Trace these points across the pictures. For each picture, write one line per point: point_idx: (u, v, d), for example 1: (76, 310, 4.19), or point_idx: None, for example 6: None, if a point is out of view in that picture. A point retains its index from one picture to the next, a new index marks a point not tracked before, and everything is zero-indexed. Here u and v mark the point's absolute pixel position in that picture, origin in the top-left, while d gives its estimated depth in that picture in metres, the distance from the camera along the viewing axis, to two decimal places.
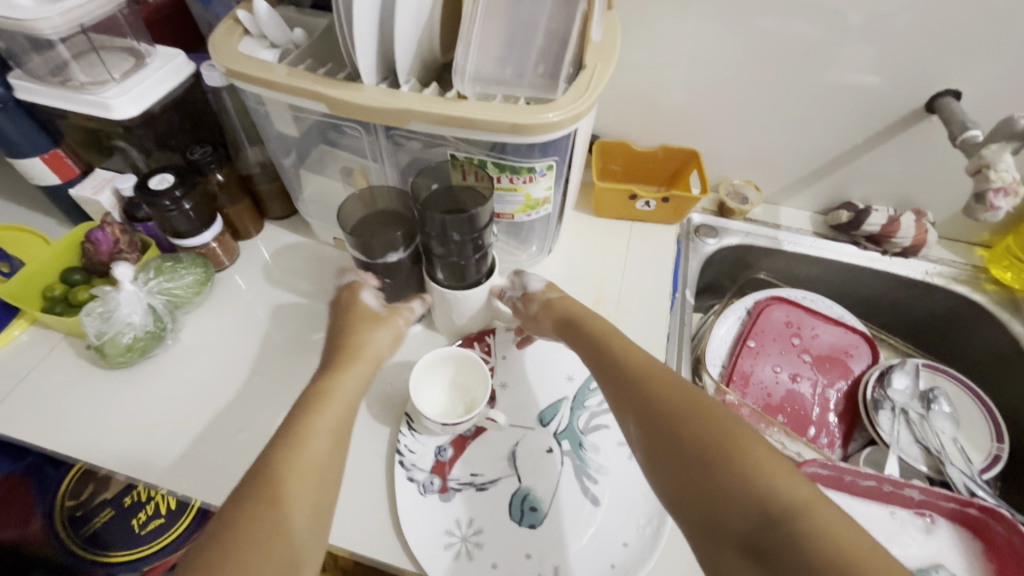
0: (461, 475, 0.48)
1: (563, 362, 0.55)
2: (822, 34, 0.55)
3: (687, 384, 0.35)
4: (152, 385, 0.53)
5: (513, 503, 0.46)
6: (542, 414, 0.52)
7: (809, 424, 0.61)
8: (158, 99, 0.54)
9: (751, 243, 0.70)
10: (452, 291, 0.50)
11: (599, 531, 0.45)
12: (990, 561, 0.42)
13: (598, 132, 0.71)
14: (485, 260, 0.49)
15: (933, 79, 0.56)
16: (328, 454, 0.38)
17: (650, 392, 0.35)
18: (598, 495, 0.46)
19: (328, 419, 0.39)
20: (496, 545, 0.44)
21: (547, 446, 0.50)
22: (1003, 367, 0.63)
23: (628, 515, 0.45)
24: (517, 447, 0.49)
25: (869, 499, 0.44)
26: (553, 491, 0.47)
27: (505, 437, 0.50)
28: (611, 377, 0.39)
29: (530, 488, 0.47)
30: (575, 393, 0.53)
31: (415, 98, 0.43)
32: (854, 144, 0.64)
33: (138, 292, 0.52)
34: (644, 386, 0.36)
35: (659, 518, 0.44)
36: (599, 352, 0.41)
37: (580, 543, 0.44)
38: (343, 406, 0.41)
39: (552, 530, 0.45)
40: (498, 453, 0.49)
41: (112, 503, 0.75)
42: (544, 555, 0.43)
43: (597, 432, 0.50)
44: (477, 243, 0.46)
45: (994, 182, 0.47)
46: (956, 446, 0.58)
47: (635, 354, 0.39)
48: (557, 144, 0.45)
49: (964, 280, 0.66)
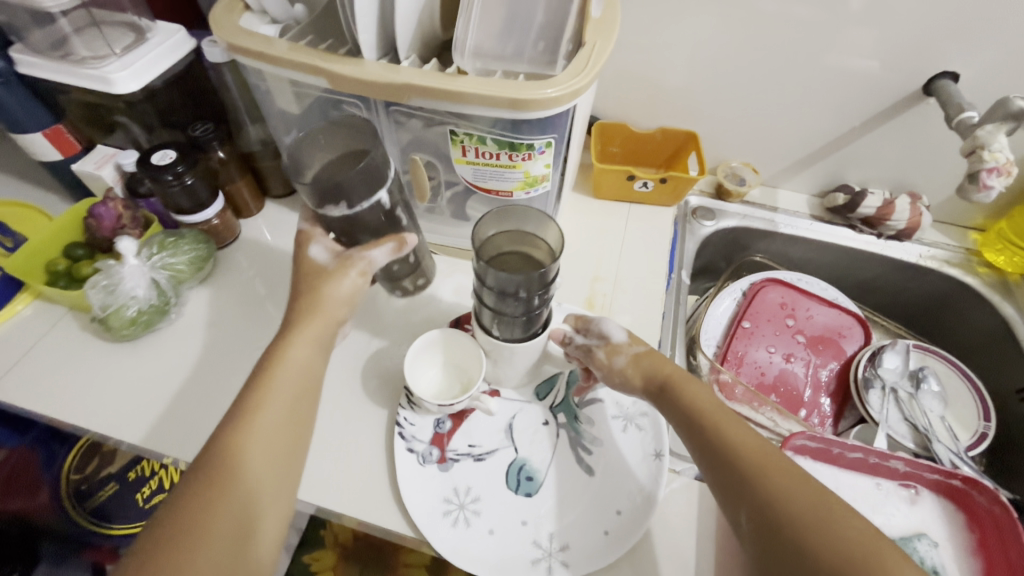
0: (459, 446, 0.49)
1: None
2: (822, 15, 0.55)
3: (807, 481, 0.35)
4: (156, 359, 0.54)
5: (509, 473, 0.48)
6: (538, 388, 0.53)
7: (801, 404, 0.63)
8: (159, 74, 0.54)
9: (747, 225, 0.71)
10: (511, 343, 0.47)
11: (594, 501, 0.46)
12: (973, 531, 0.43)
13: (597, 114, 0.72)
14: (546, 310, 0.47)
15: (932, 61, 0.56)
16: (287, 411, 0.39)
17: (767, 487, 0.35)
18: (592, 465, 0.48)
19: (290, 377, 0.40)
20: (493, 512, 0.45)
21: (543, 419, 0.51)
22: (992, 349, 0.64)
23: (622, 484, 0.46)
24: (514, 420, 0.51)
25: (856, 471, 0.46)
26: (548, 461, 0.48)
27: (502, 410, 0.52)
28: (717, 459, 0.38)
29: (526, 459, 0.48)
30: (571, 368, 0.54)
31: (416, 73, 0.43)
32: (852, 126, 0.64)
33: (141, 266, 0.53)
34: (760, 478, 0.36)
35: (652, 486, 0.46)
36: (697, 426, 0.41)
37: (573, 511, 0.45)
38: (304, 364, 0.41)
39: (546, 497, 0.46)
40: (495, 426, 0.50)
41: (116, 477, 0.76)
42: (540, 523, 0.45)
43: (593, 406, 0.52)
44: (545, 299, 0.44)
45: (988, 162, 0.47)
46: (944, 423, 0.59)
47: (744, 436, 0.38)
48: (556, 121, 0.46)
49: (958, 263, 0.67)
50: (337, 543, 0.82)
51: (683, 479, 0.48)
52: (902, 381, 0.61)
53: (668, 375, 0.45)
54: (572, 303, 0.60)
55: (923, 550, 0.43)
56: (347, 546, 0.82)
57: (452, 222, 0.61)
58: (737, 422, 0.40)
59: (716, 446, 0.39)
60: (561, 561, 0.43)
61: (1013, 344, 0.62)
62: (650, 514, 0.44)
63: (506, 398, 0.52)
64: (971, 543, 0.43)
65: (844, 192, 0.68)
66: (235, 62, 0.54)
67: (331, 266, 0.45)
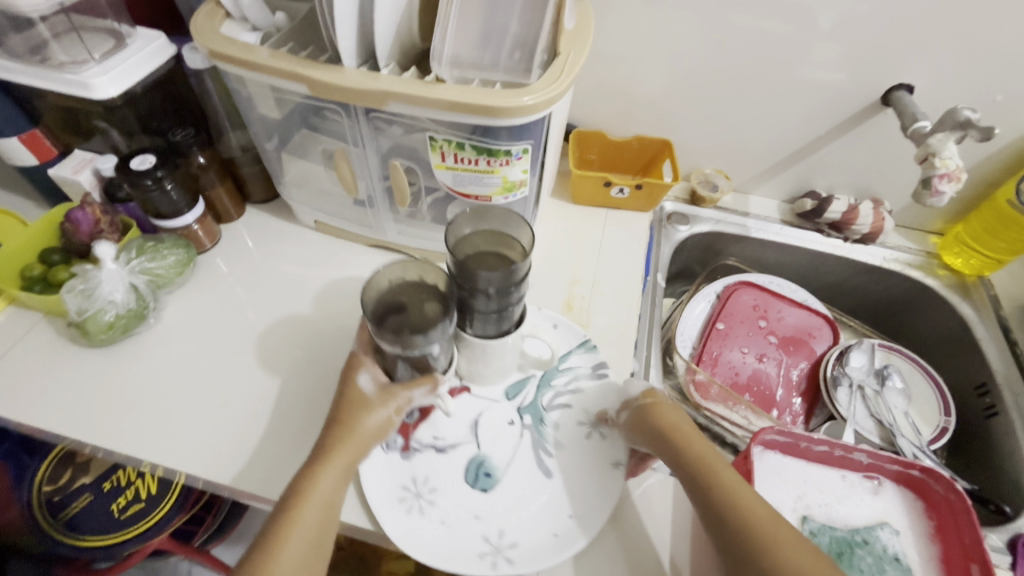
0: (423, 437, 0.50)
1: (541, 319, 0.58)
2: (784, 29, 0.58)
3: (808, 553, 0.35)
4: (133, 364, 0.54)
5: (468, 468, 0.48)
6: (509, 388, 0.54)
7: (773, 402, 0.64)
8: (139, 80, 0.54)
9: (721, 230, 0.73)
10: (486, 341, 0.47)
11: (549, 503, 0.47)
12: (931, 519, 0.46)
13: (576, 122, 0.74)
14: (519, 308, 0.47)
15: (888, 73, 0.59)
16: (331, 492, 0.41)
17: (771, 556, 0.35)
18: (551, 468, 0.49)
19: (342, 457, 0.42)
20: (446, 504, 0.46)
21: (509, 418, 0.52)
22: (953, 347, 0.67)
23: (579, 490, 0.47)
24: (480, 417, 0.51)
25: (822, 464, 0.48)
26: (508, 460, 0.49)
27: (469, 405, 0.52)
28: (724, 525, 0.38)
29: (486, 456, 0.49)
30: (544, 371, 0.55)
31: (396, 80, 0.44)
32: (818, 135, 0.67)
33: (120, 271, 0.53)
34: (765, 550, 0.36)
35: (604, 496, 0.47)
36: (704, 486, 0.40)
37: (527, 512, 0.46)
38: (355, 446, 0.43)
39: (502, 495, 0.47)
40: (462, 420, 0.51)
41: (91, 487, 0.73)
42: (492, 518, 0.45)
43: (560, 410, 0.53)
44: (515, 297, 0.44)
45: (939, 168, 0.50)
46: (908, 419, 0.61)
47: (749, 504, 0.38)
48: (532, 127, 0.47)
49: (919, 266, 0.70)
50: None
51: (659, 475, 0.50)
52: (868, 378, 0.63)
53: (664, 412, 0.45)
54: (552, 307, 0.61)
55: (885, 538, 0.45)
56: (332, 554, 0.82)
57: (432, 227, 0.61)
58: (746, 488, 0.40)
59: (724, 514, 0.38)
60: (507, 556, 0.43)
61: (971, 343, 0.64)
62: (604, 517, 0.46)
63: (476, 393, 0.53)
64: (930, 530, 0.45)
65: (811, 198, 0.71)
66: (216, 68, 0.55)
67: (375, 398, 0.45)
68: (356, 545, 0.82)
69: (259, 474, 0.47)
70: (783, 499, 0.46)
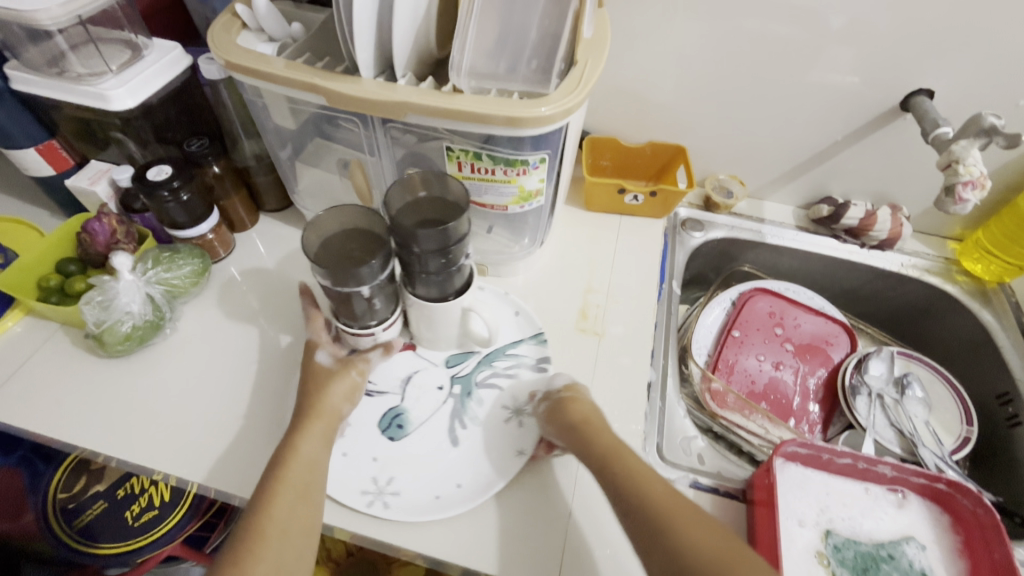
0: None
1: (510, 301, 0.61)
2: (802, 35, 0.58)
3: (707, 524, 0.38)
4: (149, 374, 0.54)
5: (383, 416, 0.52)
6: (451, 357, 0.57)
7: (791, 411, 0.64)
8: (156, 91, 0.54)
9: (736, 236, 0.72)
10: (428, 304, 0.50)
11: (442, 469, 0.49)
12: (958, 533, 0.45)
13: (588, 129, 0.73)
14: (461, 272, 0.49)
15: (908, 79, 0.59)
16: (313, 457, 0.43)
17: (674, 529, 0.37)
18: (460, 438, 0.51)
19: (322, 425, 0.45)
20: (353, 439, 0.50)
21: (439, 383, 0.55)
22: (973, 354, 0.66)
23: (476, 460, 0.50)
24: (414, 375, 0.55)
25: (845, 477, 0.47)
26: (424, 418, 0.52)
27: (408, 362, 0.56)
28: (631, 504, 0.40)
29: (404, 410, 0.53)
30: (489, 351, 0.57)
31: (412, 91, 0.44)
32: (834, 140, 0.66)
33: (136, 282, 0.53)
34: (667, 521, 0.38)
35: (498, 471, 0.49)
36: (609, 469, 0.43)
37: (421, 470, 0.49)
38: (330, 415, 0.46)
39: (405, 447, 0.50)
40: (398, 373, 0.55)
41: (105, 495, 0.73)
42: (386, 463, 0.49)
43: (489, 389, 0.54)
44: (453, 256, 0.46)
45: (963, 176, 0.49)
46: (929, 429, 0.60)
47: (652, 482, 0.41)
48: (549, 137, 0.47)
49: (938, 272, 0.69)
50: (331, 559, 0.81)
51: (677, 487, 0.50)
52: (888, 388, 0.63)
53: (574, 408, 0.48)
54: (566, 315, 0.61)
55: (911, 553, 0.44)
56: (342, 561, 0.81)
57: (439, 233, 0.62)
58: (644, 467, 0.43)
59: (628, 491, 0.41)
60: (384, 502, 0.47)
61: (992, 350, 0.64)
62: (513, 467, 0.49)
63: (419, 354, 0.57)
64: (957, 545, 0.45)
65: (826, 203, 0.70)
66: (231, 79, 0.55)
67: (335, 368, 0.50)
68: (365, 551, 0.82)
69: None
70: (806, 512, 0.45)
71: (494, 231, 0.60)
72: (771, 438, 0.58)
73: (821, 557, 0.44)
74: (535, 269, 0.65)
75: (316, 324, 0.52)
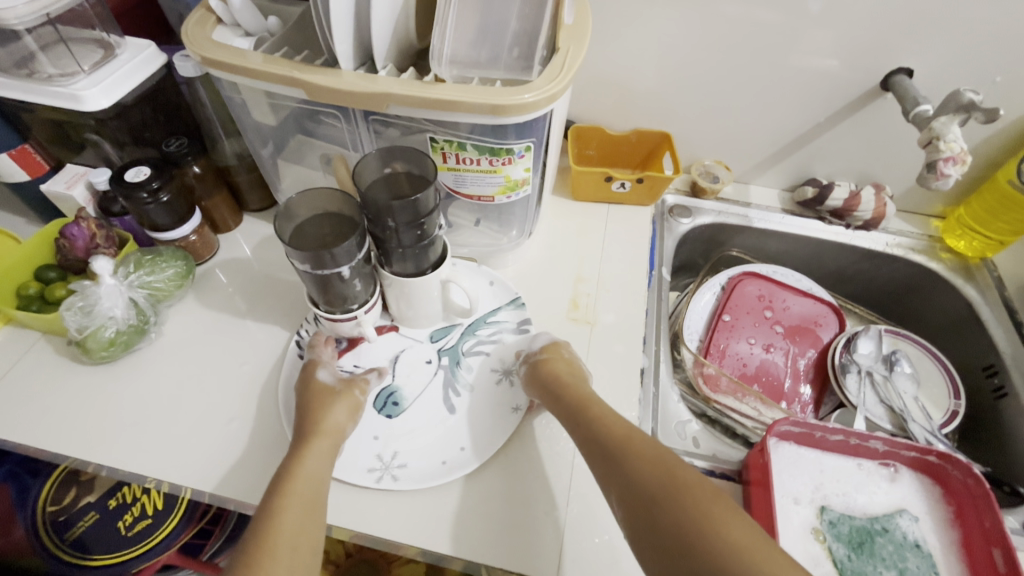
0: (346, 364, 0.54)
1: (484, 272, 0.62)
2: (783, 19, 0.58)
3: (668, 462, 0.39)
4: (136, 380, 0.53)
5: (379, 395, 0.52)
6: (434, 332, 0.57)
7: (783, 393, 0.64)
8: (130, 91, 0.53)
9: (723, 221, 0.73)
10: (405, 279, 0.50)
11: (442, 438, 0.50)
12: (950, 504, 0.46)
13: (573, 118, 0.73)
14: (435, 249, 0.50)
15: (888, 60, 0.59)
16: (316, 471, 0.43)
17: (632, 463, 0.39)
18: (455, 406, 0.52)
19: (324, 437, 0.45)
20: None
21: (427, 357, 0.55)
22: (957, 330, 0.67)
23: (474, 428, 0.50)
24: (401, 354, 0.55)
25: (838, 454, 0.48)
26: (418, 393, 0.53)
27: (394, 342, 0.56)
28: (595, 448, 0.42)
29: (398, 386, 0.53)
30: (470, 321, 0.58)
31: (392, 81, 0.43)
32: (817, 123, 0.66)
33: (118, 286, 0.52)
34: (626, 457, 0.40)
35: (497, 435, 0.50)
36: (577, 417, 0.45)
37: (421, 441, 0.50)
38: (332, 430, 0.46)
39: (402, 422, 0.51)
40: (384, 354, 0.55)
41: (96, 506, 0.72)
42: (388, 440, 0.50)
43: (477, 356, 0.56)
44: (427, 230, 0.46)
45: (944, 152, 0.50)
46: (918, 404, 0.61)
47: (615, 425, 0.43)
48: (533, 125, 0.47)
49: (922, 250, 0.70)
50: (329, 561, 0.81)
51: None
52: (878, 366, 0.63)
53: (553, 367, 0.49)
54: (556, 305, 0.61)
55: (905, 526, 0.45)
56: (340, 562, 0.81)
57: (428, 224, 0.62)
58: (610, 412, 0.44)
59: (594, 435, 0.43)
60: (393, 475, 0.47)
61: (976, 325, 0.65)
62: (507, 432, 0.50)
63: (403, 333, 0.57)
64: (948, 516, 0.46)
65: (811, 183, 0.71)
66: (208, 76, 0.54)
67: (337, 386, 0.50)
68: (364, 551, 0.81)
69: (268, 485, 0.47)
70: (801, 491, 0.46)
71: (482, 223, 0.60)
72: (763, 419, 0.59)
73: (816, 533, 0.44)
74: (524, 260, 0.65)
75: (315, 346, 0.53)
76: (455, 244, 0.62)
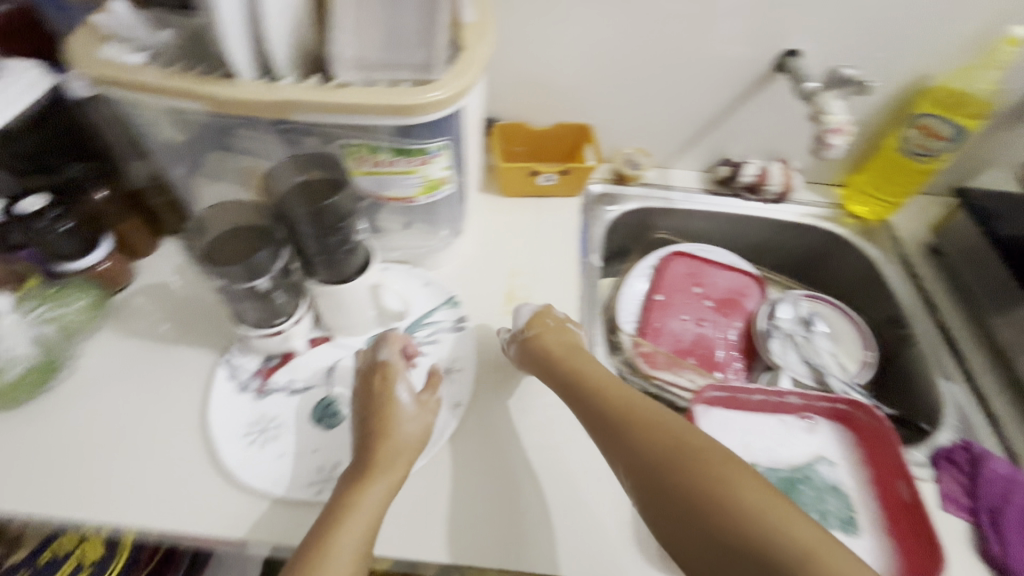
0: (281, 380, 0.53)
1: (417, 274, 0.63)
2: (678, 10, 0.61)
3: (669, 429, 0.40)
4: (53, 420, 0.50)
5: (315, 407, 0.52)
6: (369, 339, 0.57)
7: (715, 362, 0.67)
8: (16, 116, 0.50)
9: (648, 206, 0.76)
10: (330, 287, 0.50)
11: None
12: (863, 447, 0.49)
13: (497, 116, 0.74)
14: (359, 252, 0.50)
15: (777, 43, 0.63)
16: (378, 503, 0.42)
17: (634, 433, 0.40)
18: None
19: (385, 461, 0.44)
20: (290, 436, 0.50)
21: None
22: (866, 288, 0.73)
23: None
24: (336, 364, 0.55)
25: (761, 412, 0.51)
26: (356, 401, 0.52)
27: (328, 353, 0.55)
28: (598, 422, 0.43)
29: (335, 397, 0.52)
30: (407, 325, 0.58)
31: (296, 89, 0.43)
32: (723, 106, 0.70)
33: (19, 322, 0.49)
34: (629, 427, 0.41)
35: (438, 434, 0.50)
36: (580, 394, 0.46)
37: None
38: (402, 453, 0.45)
39: (343, 432, 0.50)
40: (319, 366, 0.54)
41: (25, 563, 0.63)
42: (329, 450, 0.49)
43: (414, 358, 0.56)
44: (345, 235, 0.47)
45: (830, 123, 0.54)
46: (835, 359, 0.66)
47: (614, 398, 0.44)
48: (446, 122, 0.48)
49: (830, 217, 0.75)
50: None
51: None
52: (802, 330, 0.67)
53: (544, 344, 0.51)
54: (493, 300, 0.62)
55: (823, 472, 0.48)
56: None
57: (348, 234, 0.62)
58: (610, 386, 0.46)
59: (597, 409, 0.44)
60: None
61: (880, 282, 0.70)
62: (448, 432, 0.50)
63: (337, 342, 0.56)
64: (862, 458, 0.49)
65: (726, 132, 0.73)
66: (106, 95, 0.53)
67: (411, 407, 0.48)
68: None
69: (206, 514, 0.45)
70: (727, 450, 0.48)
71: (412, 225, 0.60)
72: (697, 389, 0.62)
73: None
74: (459, 259, 0.65)
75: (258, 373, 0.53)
76: (386, 248, 0.62)
